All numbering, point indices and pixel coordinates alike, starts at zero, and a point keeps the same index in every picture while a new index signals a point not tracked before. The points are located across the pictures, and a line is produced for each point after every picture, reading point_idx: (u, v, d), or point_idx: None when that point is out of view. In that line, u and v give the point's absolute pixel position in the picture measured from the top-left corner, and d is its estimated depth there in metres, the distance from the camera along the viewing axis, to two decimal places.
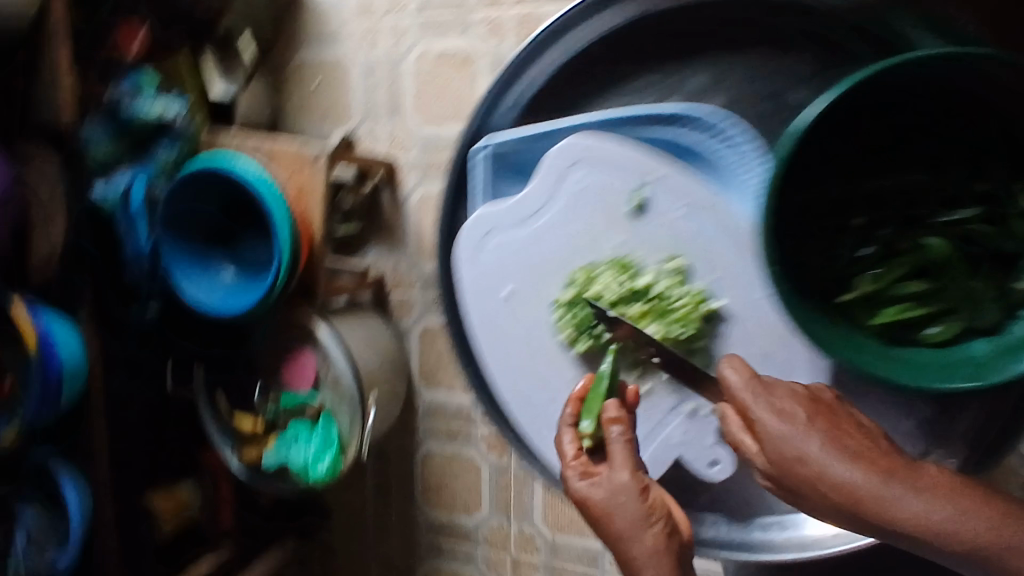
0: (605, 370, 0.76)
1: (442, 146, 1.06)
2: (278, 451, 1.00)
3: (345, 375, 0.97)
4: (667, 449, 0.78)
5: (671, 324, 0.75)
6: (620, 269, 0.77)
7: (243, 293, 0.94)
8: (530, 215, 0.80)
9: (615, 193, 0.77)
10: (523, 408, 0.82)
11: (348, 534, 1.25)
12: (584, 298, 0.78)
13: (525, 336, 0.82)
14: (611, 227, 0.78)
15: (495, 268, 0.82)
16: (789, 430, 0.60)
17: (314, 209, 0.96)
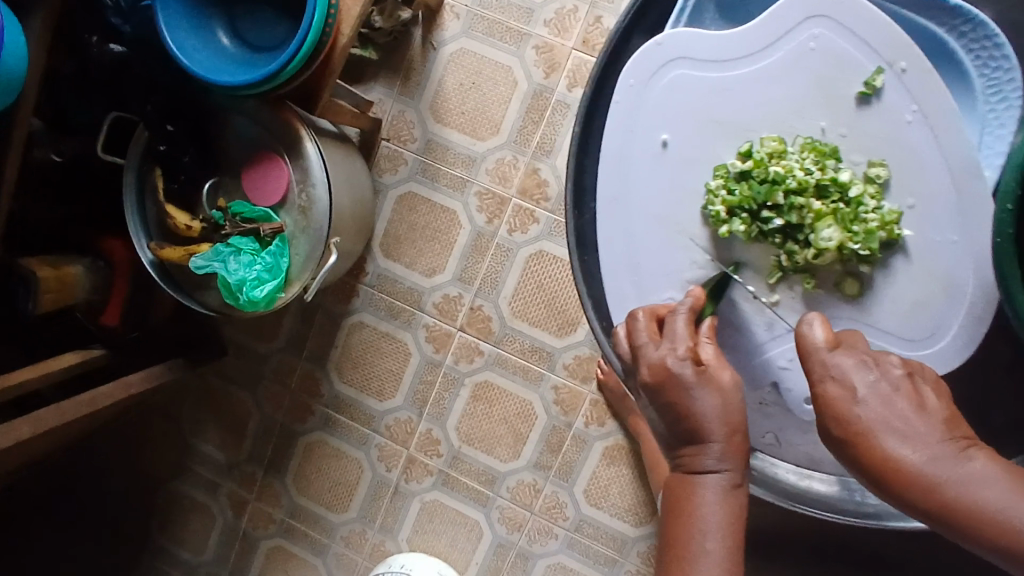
0: (748, 210, 0.61)
1: (504, 5, 0.98)
2: (212, 256, 0.84)
3: (321, 201, 0.84)
4: (767, 369, 0.64)
5: (837, 241, 0.59)
6: (816, 150, 0.60)
7: (233, 70, 0.79)
8: (757, 44, 0.60)
9: (863, 62, 0.59)
10: (611, 179, 0.65)
11: (236, 377, 1.15)
12: (764, 160, 0.60)
13: (653, 201, 0.64)
14: (827, 106, 0.60)
15: (699, 46, 0.61)
16: (849, 391, 0.50)
17: (352, 8, 0.80)
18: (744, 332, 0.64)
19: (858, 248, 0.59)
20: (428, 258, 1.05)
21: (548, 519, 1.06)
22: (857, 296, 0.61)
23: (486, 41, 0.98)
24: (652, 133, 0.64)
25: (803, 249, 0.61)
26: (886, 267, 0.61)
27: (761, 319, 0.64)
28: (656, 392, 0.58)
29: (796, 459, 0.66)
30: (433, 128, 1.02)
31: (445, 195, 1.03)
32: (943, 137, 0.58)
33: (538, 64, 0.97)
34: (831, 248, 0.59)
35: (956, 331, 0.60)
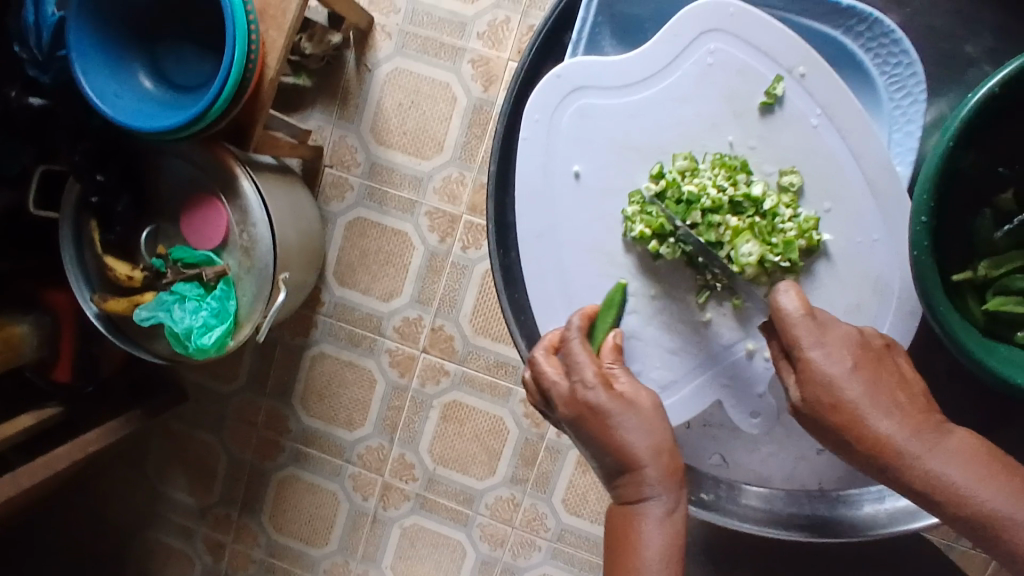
0: (668, 230, 0.59)
1: (436, 21, 0.96)
2: (158, 306, 0.82)
3: (263, 241, 0.82)
4: (707, 391, 0.62)
5: (759, 252, 0.58)
6: (725, 165, 0.59)
7: (163, 113, 0.76)
8: (656, 66, 0.60)
9: (762, 73, 0.59)
10: (527, 216, 0.64)
11: (199, 419, 1.13)
12: (673, 180, 0.60)
13: (577, 229, 0.63)
14: (735, 120, 0.60)
15: (599, 76, 0.60)
16: (834, 362, 0.49)
17: (278, 39, 0.79)
18: (679, 356, 0.62)
19: (779, 258, 0.58)
20: (384, 282, 1.03)
21: (530, 532, 1.05)
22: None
23: (421, 58, 0.97)
24: (565, 165, 0.63)
25: (725, 266, 0.60)
26: (812, 275, 0.60)
27: (695, 342, 0.62)
28: (578, 423, 0.56)
29: (745, 478, 0.65)
30: (376, 151, 1.00)
31: (394, 217, 1.01)
32: (853, 139, 0.58)
33: (476, 78, 0.96)
34: (754, 262, 0.58)
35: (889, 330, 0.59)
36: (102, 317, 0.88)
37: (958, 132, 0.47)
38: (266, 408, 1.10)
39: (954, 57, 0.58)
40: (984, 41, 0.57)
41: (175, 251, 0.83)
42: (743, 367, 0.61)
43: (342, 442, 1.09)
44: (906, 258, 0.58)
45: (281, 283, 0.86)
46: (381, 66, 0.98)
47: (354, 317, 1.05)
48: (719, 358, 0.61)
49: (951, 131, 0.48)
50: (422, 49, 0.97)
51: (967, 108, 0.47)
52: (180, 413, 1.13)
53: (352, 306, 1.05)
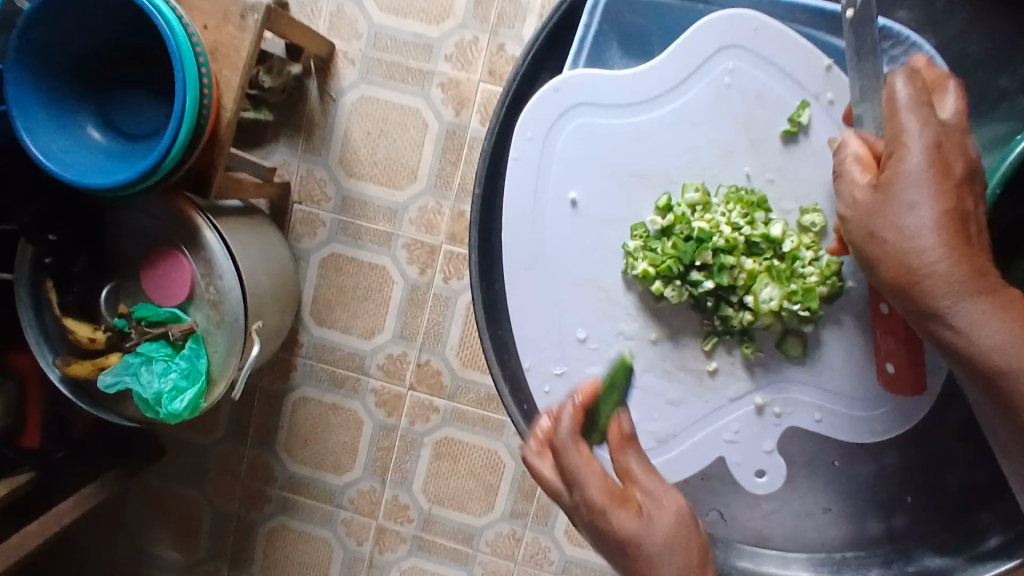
0: (677, 270, 0.56)
1: (401, 44, 0.91)
2: (124, 369, 0.77)
3: (231, 292, 0.77)
4: (712, 446, 0.59)
5: (779, 296, 0.55)
6: (737, 201, 0.56)
7: (114, 166, 0.71)
8: (670, 83, 0.56)
9: (785, 98, 0.56)
10: (513, 246, 0.59)
11: (180, 474, 1.07)
12: (682, 217, 0.56)
13: (571, 265, 0.59)
14: (751, 150, 0.56)
15: (605, 94, 0.56)
16: (916, 211, 0.43)
17: (232, 78, 0.73)
18: (682, 408, 0.59)
19: (798, 307, 0.55)
20: (364, 319, 0.99)
21: (533, 567, 1.02)
22: (800, 357, 0.57)
23: (387, 85, 0.92)
24: (561, 191, 0.58)
25: (739, 309, 0.56)
26: (836, 323, 0.57)
27: (701, 390, 0.59)
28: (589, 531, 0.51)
29: (745, 537, 0.62)
30: (347, 184, 0.95)
31: (371, 252, 0.97)
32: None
33: (447, 102, 0.91)
34: (773, 309, 0.55)
35: (901, 398, 0.56)
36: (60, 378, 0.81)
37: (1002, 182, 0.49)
38: (250, 459, 1.05)
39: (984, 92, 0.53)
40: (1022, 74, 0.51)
41: (138, 308, 0.78)
42: (751, 421, 0.58)
43: (331, 488, 1.04)
44: None
45: (254, 334, 0.81)
46: (345, 95, 0.93)
47: (336, 356, 1.00)
48: (727, 409, 0.59)
49: (996, 178, 0.49)
50: (386, 74, 0.92)
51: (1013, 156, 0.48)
52: (159, 469, 1.08)
53: (333, 346, 1.00)
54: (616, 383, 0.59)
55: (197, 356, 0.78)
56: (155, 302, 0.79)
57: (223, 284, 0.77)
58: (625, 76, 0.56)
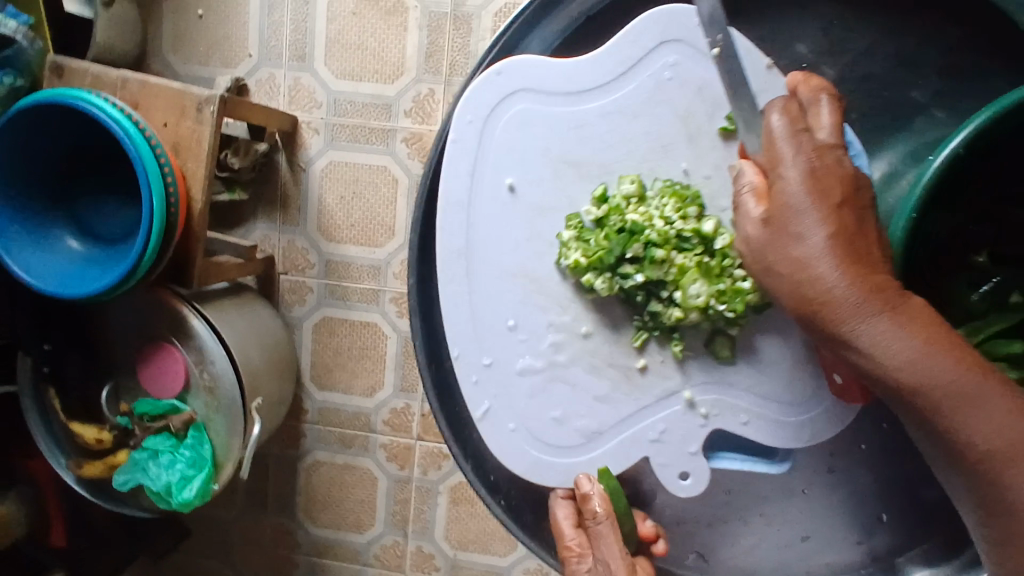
0: (607, 254, 0.57)
1: (360, 106, 0.93)
2: (132, 466, 0.79)
3: (224, 375, 0.78)
4: (637, 445, 0.61)
5: (705, 293, 0.55)
6: (666, 195, 0.57)
7: (96, 272, 0.73)
8: (608, 77, 0.57)
9: (723, 99, 0.56)
10: (449, 228, 0.61)
11: (208, 551, 1.09)
12: (609, 211, 0.57)
13: (502, 258, 0.61)
14: (688, 146, 0.57)
15: (546, 83, 0.58)
16: (812, 231, 0.44)
17: (198, 169, 0.75)
18: (613, 404, 0.61)
19: (724, 308, 0.56)
20: (363, 377, 1.00)
21: None
22: (730, 360, 0.59)
23: (353, 148, 0.94)
24: (497, 177, 0.60)
25: (670, 303, 0.58)
26: (769, 333, 0.59)
27: (639, 387, 0.60)
28: None
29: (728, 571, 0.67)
30: (328, 248, 0.97)
31: (360, 310, 0.98)
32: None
33: (413, 156, 0.93)
34: (698, 306, 0.56)
35: (825, 405, 0.58)
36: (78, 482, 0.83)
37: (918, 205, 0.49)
38: (273, 528, 1.07)
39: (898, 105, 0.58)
40: (930, 85, 0.57)
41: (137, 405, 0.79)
42: (682, 420, 0.60)
43: (355, 547, 1.05)
44: None
45: (254, 412, 0.82)
46: (314, 163, 0.95)
47: (341, 415, 1.01)
48: (660, 408, 0.60)
49: (910, 204, 0.49)
50: (350, 136, 0.93)
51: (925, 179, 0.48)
52: (188, 549, 1.10)
53: (337, 407, 1.01)
54: (549, 377, 0.61)
55: (202, 443, 0.79)
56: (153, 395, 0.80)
57: (216, 369, 0.78)
58: (564, 68, 0.57)
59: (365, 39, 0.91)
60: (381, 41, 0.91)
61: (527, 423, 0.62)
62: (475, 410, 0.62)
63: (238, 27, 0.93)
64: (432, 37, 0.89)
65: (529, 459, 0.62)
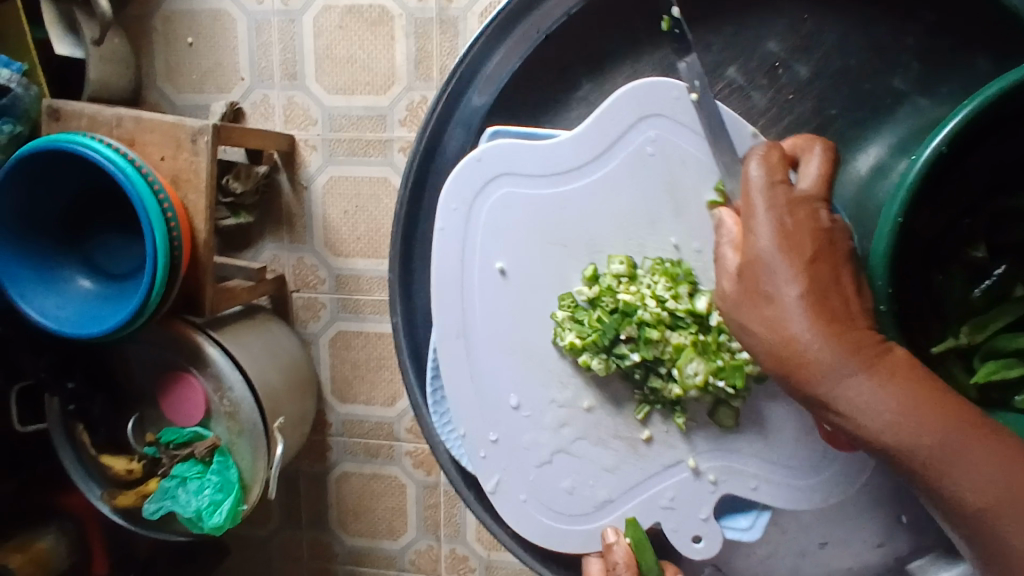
0: (602, 335, 0.57)
1: (355, 120, 0.92)
2: (162, 494, 0.81)
3: (244, 400, 0.79)
4: (649, 511, 0.60)
5: (704, 370, 0.55)
6: (659, 270, 0.57)
7: (107, 312, 0.74)
8: (594, 152, 0.56)
9: (711, 166, 0.55)
10: (445, 314, 0.61)
11: (249, 566, 1.12)
12: (603, 290, 0.57)
13: (499, 337, 0.60)
14: (674, 218, 0.56)
15: (529, 163, 0.57)
16: (786, 285, 0.45)
17: (199, 200, 0.76)
18: (618, 474, 0.61)
19: (723, 383, 0.56)
20: (383, 387, 1.00)
21: None
22: (733, 425, 0.59)
23: (352, 162, 0.94)
24: (488, 261, 0.60)
25: (669, 380, 0.58)
26: (770, 396, 0.58)
27: (643, 460, 0.60)
28: None
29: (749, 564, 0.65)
30: (337, 264, 0.97)
31: (374, 322, 0.98)
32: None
33: None
34: (697, 384, 0.56)
35: (835, 466, 0.58)
36: (113, 513, 0.85)
37: (902, 210, 0.46)
38: (308, 540, 1.09)
39: (877, 97, 0.58)
40: (910, 73, 0.56)
41: (161, 435, 0.81)
42: (689, 487, 0.60)
43: (389, 554, 1.07)
44: None
45: (277, 432, 0.83)
46: (315, 180, 0.95)
47: (365, 426, 1.02)
48: (665, 476, 0.60)
49: (894, 210, 0.46)
50: (348, 151, 0.93)
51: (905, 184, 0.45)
52: (230, 567, 1.13)
53: (360, 419, 1.02)
54: (552, 450, 0.61)
55: (228, 467, 0.80)
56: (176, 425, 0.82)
57: (235, 395, 0.79)
58: (546, 148, 0.57)
59: (353, 52, 0.90)
60: (370, 53, 0.90)
61: (536, 494, 0.62)
62: (486, 486, 0.63)
63: (228, 51, 0.94)
64: (420, 43, 0.88)
65: (543, 531, 0.62)
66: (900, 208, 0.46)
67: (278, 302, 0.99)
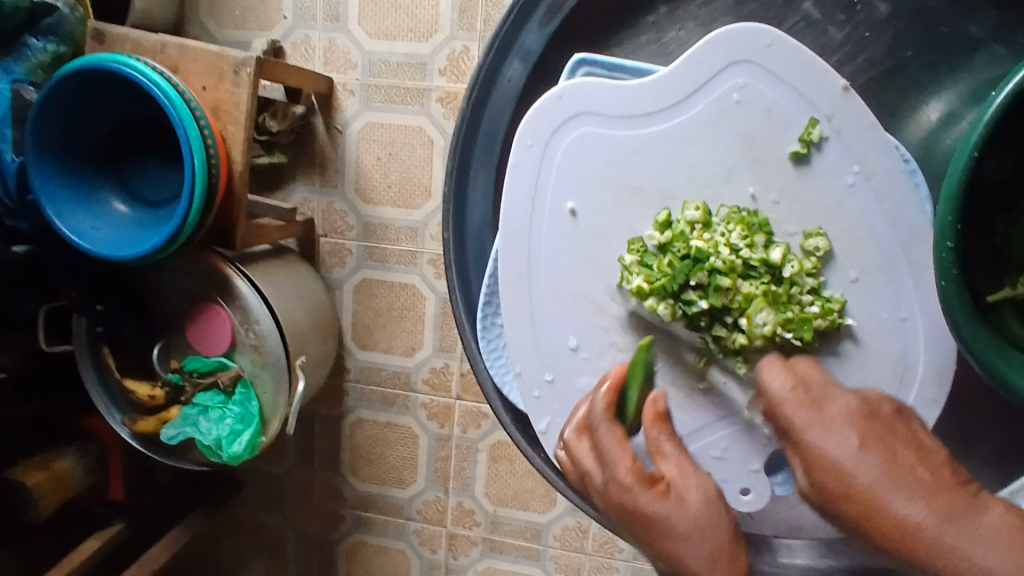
0: (669, 280, 0.55)
1: (395, 67, 0.92)
2: (183, 421, 0.82)
3: (269, 334, 0.80)
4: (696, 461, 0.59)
5: (773, 323, 0.53)
6: (738, 218, 0.54)
7: (142, 237, 0.75)
8: (677, 95, 0.55)
9: (797, 117, 0.54)
10: (508, 253, 0.60)
11: (260, 504, 1.15)
12: (675, 234, 0.55)
13: (562, 279, 0.59)
14: (756, 169, 0.54)
15: (609, 101, 0.56)
16: (847, 454, 0.44)
17: (237, 132, 0.76)
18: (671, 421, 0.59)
19: (792, 338, 0.53)
20: (404, 337, 1.01)
21: (604, 556, 1.02)
22: None
23: (389, 109, 0.93)
24: (557, 202, 0.58)
25: (732, 331, 0.55)
26: (835, 353, 0.56)
27: (694, 409, 0.59)
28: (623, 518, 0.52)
29: (777, 530, 0.60)
30: (366, 211, 0.97)
31: (399, 272, 0.99)
32: (889, 206, 0.53)
33: (448, 116, 0.92)
34: (765, 334, 0.53)
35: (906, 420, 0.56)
36: (132, 436, 0.87)
37: (983, 138, 0.43)
38: (319, 482, 1.11)
39: (952, 41, 0.56)
40: (988, 19, 0.55)
41: (188, 363, 0.82)
42: (737, 438, 0.58)
43: (398, 502, 1.08)
44: (934, 340, 0.54)
45: (299, 368, 0.84)
46: (350, 125, 0.95)
47: (382, 374, 1.03)
48: (716, 427, 0.58)
49: (974, 138, 0.43)
50: (385, 97, 0.93)
51: (992, 108, 0.42)
52: (242, 503, 1.16)
53: (378, 367, 1.03)
54: None
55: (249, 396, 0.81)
56: (203, 354, 0.83)
57: (261, 328, 0.80)
58: (627, 87, 0.55)
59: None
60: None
61: None
62: (537, 427, 0.61)
63: None
64: None
65: None
66: (983, 135, 0.43)
67: (305, 244, 1.00)
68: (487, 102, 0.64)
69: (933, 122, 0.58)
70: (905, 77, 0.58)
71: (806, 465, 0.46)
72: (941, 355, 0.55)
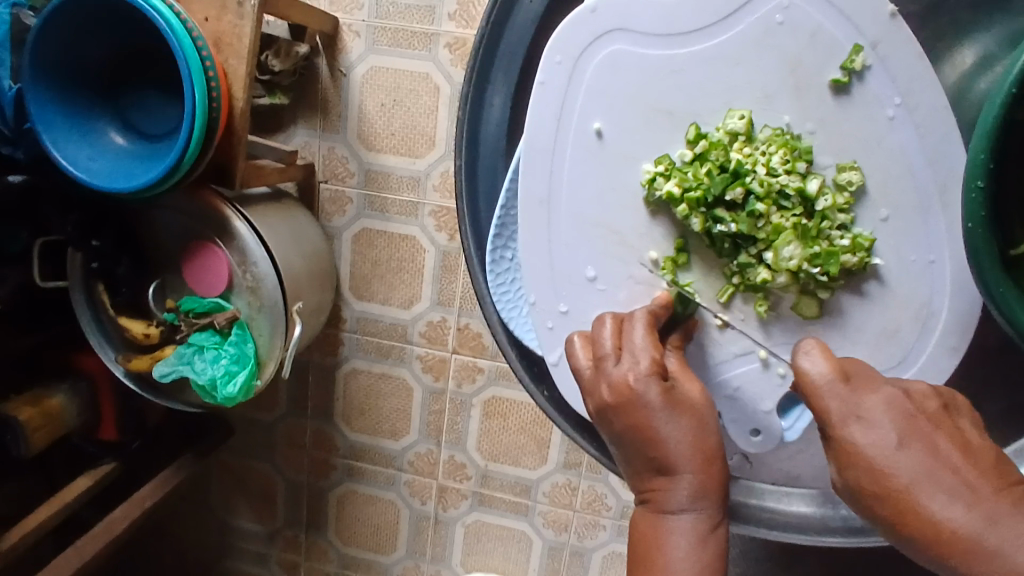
0: (701, 207, 0.54)
1: (404, 9, 0.89)
2: (178, 360, 0.81)
3: (267, 278, 0.79)
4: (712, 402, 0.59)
5: (800, 254, 0.53)
6: (776, 141, 0.53)
7: (138, 170, 0.73)
8: (716, 14, 0.53)
9: (838, 41, 0.52)
10: (532, 175, 0.58)
11: (250, 449, 1.15)
12: (707, 158, 0.54)
13: (584, 205, 0.58)
14: (793, 95, 0.53)
15: (646, 19, 0.54)
16: (866, 425, 0.43)
17: (239, 67, 0.74)
18: (692, 355, 0.59)
19: (817, 271, 0.54)
20: (401, 290, 1.00)
21: (592, 514, 1.03)
22: (814, 317, 0.56)
23: (396, 53, 0.91)
24: (586, 122, 0.56)
25: (757, 262, 0.55)
26: (856, 292, 0.56)
27: (714, 345, 0.58)
28: (618, 413, 0.51)
29: (773, 477, 0.62)
30: (368, 158, 0.95)
31: (399, 223, 0.97)
32: (926, 141, 0.52)
33: (456, 63, 0.90)
34: (790, 268, 0.54)
35: (922, 360, 0.56)
36: (126, 374, 0.86)
37: (1019, 81, 0.41)
38: (312, 430, 1.11)
39: None
40: None
41: (184, 302, 0.82)
42: (749, 377, 0.58)
43: (388, 452, 1.09)
44: (961, 284, 0.54)
45: (296, 316, 0.83)
46: (355, 68, 0.92)
47: (378, 326, 1.03)
48: (733, 365, 0.58)
49: (1011, 78, 0.42)
50: (392, 40, 0.91)
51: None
52: (232, 448, 1.16)
53: (376, 320, 1.02)
54: None
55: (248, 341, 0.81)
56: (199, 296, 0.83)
57: (260, 270, 0.79)
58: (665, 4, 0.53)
59: None
60: None
61: None
62: (548, 357, 0.61)
63: None
64: None
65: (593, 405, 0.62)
66: (1020, 74, 0.41)
67: (306, 189, 0.98)
68: (505, 28, 0.61)
69: (968, 66, 0.55)
70: (939, 18, 0.55)
71: (833, 435, 0.45)
72: (965, 302, 0.54)
